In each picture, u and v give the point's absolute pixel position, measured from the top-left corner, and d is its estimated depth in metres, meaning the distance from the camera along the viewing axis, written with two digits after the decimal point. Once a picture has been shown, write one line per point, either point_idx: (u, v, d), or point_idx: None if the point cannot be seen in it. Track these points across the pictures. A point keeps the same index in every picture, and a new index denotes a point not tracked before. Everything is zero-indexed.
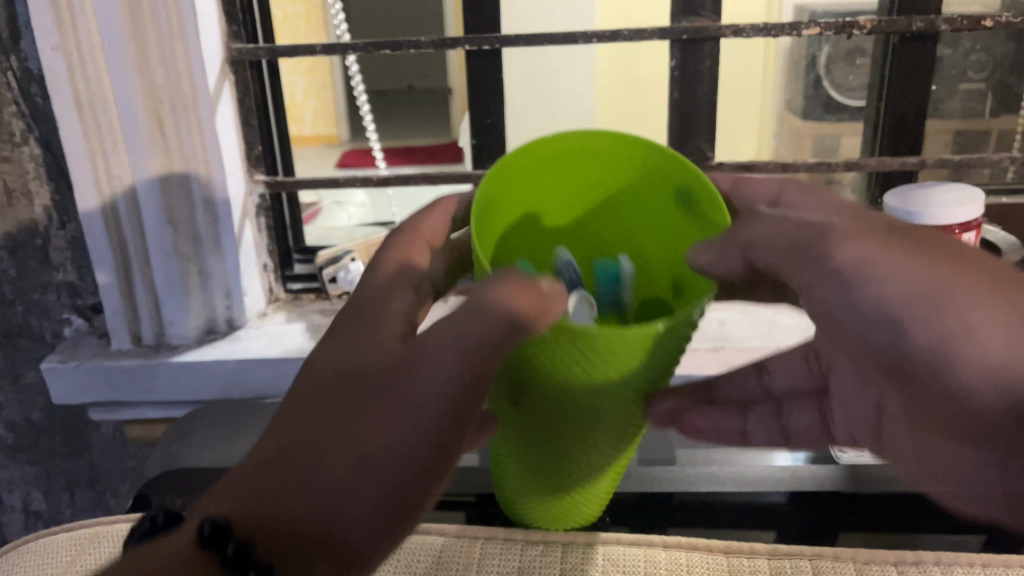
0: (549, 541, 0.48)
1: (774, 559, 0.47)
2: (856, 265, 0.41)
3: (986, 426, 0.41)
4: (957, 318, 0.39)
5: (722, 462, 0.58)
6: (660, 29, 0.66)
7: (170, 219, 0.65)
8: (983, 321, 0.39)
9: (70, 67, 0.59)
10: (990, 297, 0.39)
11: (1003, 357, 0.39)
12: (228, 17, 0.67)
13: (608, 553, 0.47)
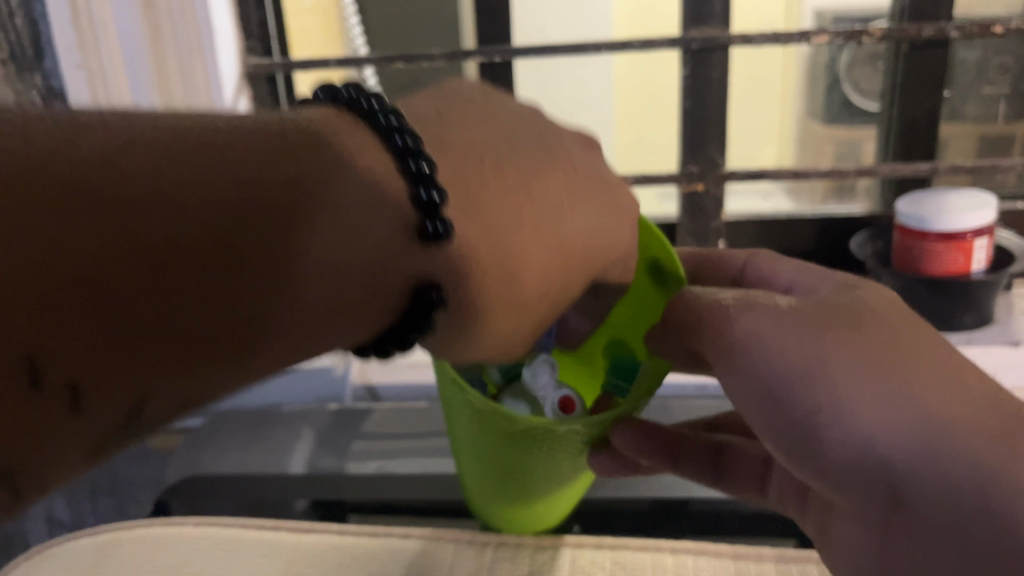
0: (551, 544, 0.48)
1: (780, 564, 0.45)
2: (748, 338, 0.37)
3: (919, 491, 0.32)
4: (844, 418, 0.33)
5: None
6: (670, 39, 0.67)
7: None
8: (854, 410, 0.33)
9: (92, 84, 0.61)
10: (881, 382, 0.33)
11: (886, 431, 0.32)
12: (245, 34, 0.70)
13: (616, 556, 0.47)
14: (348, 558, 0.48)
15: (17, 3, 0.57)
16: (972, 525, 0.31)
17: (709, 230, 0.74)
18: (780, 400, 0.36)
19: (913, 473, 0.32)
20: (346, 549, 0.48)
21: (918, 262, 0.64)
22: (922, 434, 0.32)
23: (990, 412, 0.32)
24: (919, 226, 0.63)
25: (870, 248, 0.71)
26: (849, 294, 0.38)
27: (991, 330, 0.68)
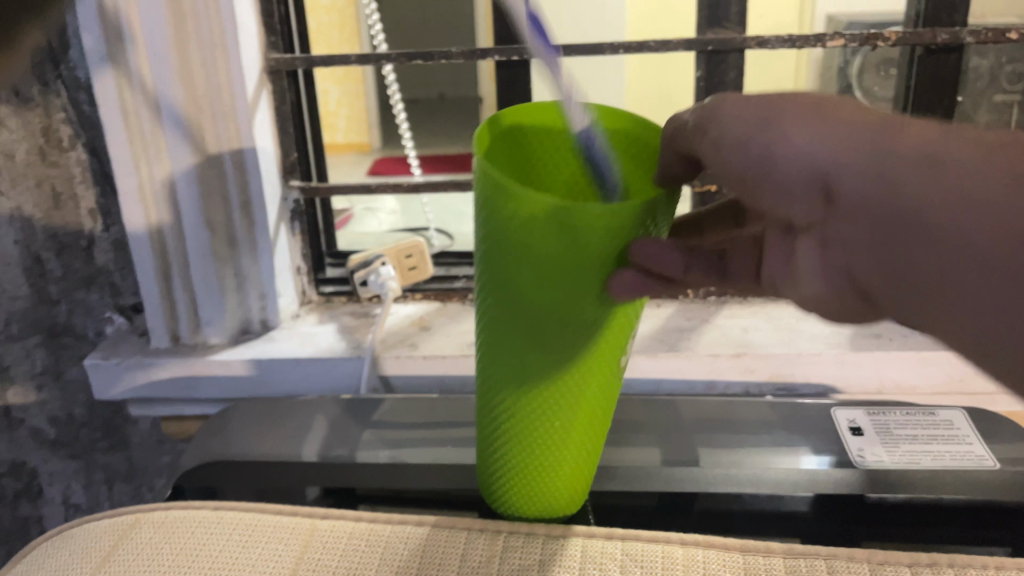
0: (550, 533, 0.46)
1: (789, 558, 0.45)
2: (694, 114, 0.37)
3: (858, 198, 0.33)
4: (777, 131, 0.34)
5: (745, 464, 0.57)
6: (686, 40, 0.67)
7: (206, 219, 0.67)
8: (790, 131, 0.34)
9: (119, 82, 0.63)
10: (823, 116, 0.34)
11: (827, 152, 0.33)
12: (266, 28, 0.70)
13: (627, 547, 0.45)
14: (361, 544, 0.46)
15: None
16: (907, 215, 0.32)
17: None
18: (735, 151, 0.35)
19: (843, 166, 0.33)
20: (361, 535, 0.47)
21: None
22: (844, 146, 0.33)
23: (946, 135, 0.33)
24: None
25: None
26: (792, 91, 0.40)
27: None
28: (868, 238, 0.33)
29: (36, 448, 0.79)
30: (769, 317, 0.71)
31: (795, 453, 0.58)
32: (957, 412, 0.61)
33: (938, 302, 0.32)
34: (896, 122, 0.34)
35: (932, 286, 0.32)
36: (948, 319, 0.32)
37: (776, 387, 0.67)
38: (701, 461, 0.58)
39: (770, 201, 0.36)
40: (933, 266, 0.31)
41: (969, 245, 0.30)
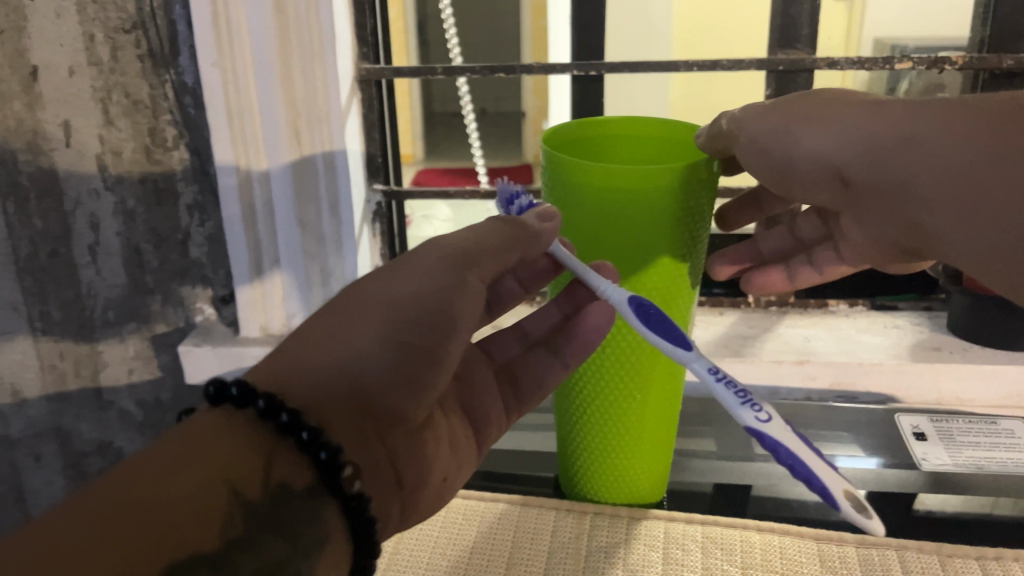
0: (632, 515, 0.52)
1: (861, 547, 0.49)
2: (729, 122, 0.50)
3: (870, 183, 0.48)
4: (801, 138, 0.48)
5: None
6: (757, 59, 0.70)
7: (298, 218, 0.72)
8: (809, 138, 0.48)
9: (225, 83, 0.67)
10: (830, 118, 0.48)
11: (837, 153, 0.48)
12: (359, 40, 0.74)
13: (706, 531, 0.51)
14: (460, 518, 0.53)
15: (160, 6, 0.69)
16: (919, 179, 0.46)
17: None
18: (756, 155, 0.50)
19: (856, 166, 0.47)
20: (459, 511, 0.53)
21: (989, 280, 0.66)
22: (860, 147, 0.47)
23: (930, 111, 0.46)
24: None
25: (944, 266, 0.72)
26: (808, 95, 0.50)
27: None
28: (885, 220, 0.50)
29: (125, 428, 0.85)
30: (830, 328, 0.73)
31: (858, 452, 0.65)
32: (1017, 423, 0.66)
33: (946, 241, 0.47)
34: (896, 110, 0.47)
35: (937, 240, 0.48)
36: (959, 237, 0.46)
37: (837, 395, 0.69)
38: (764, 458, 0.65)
39: (794, 190, 0.51)
40: (948, 223, 0.46)
41: (982, 186, 0.45)
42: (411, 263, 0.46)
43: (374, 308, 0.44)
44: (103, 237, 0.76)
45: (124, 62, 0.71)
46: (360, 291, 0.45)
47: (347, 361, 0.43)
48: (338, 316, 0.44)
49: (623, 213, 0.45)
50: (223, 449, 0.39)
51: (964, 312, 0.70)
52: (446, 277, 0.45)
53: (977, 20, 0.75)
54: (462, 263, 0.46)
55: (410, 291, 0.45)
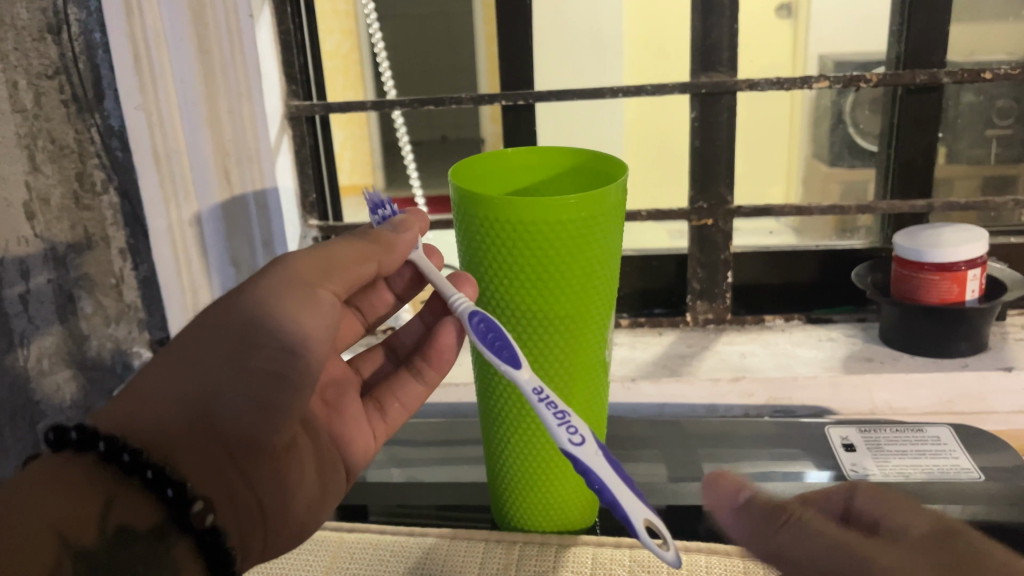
0: (561, 542, 0.52)
1: None
2: None
3: None
4: None
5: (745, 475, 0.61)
6: (680, 83, 0.71)
7: (232, 258, 0.72)
8: None
9: (150, 126, 0.66)
10: None
11: None
12: (288, 78, 0.74)
13: (634, 555, 0.51)
14: (389, 556, 0.52)
15: (81, 51, 0.69)
16: None
17: (718, 262, 0.77)
18: None
19: None
20: (389, 547, 0.53)
21: (916, 291, 0.68)
22: None
23: None
24: (916, 258, 0.66)
25: (870, 278, 0.73)
26: None
27: (987, 356, 0.70)
28: None
29: None
30: (766, 344, 0.74)
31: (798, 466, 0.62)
32: (943, 429, 0.64)
33: None
34: None
35: None
36: None
37: (775, 409, 0.70)
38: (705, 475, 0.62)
39: None
40: None
41: None
42: (268, 283, 0.48)
43: (223, 339, 0.46)
44: (33, 284, 0.74)
45: (48, 109, 0.70)
46: (215, 318, 0.47)
47: (197, 390, 0.46)
48: (189, 347, 0.47)
49: (537, 245, 0.45)
50: (66, 496, 0.40)
51: (894, 322, 0.71)
52: (301, 296, 0.47)
53: (893, 37, 0.77)
54: (316, 285, 0.48)
55: (265, 318, 0.47)
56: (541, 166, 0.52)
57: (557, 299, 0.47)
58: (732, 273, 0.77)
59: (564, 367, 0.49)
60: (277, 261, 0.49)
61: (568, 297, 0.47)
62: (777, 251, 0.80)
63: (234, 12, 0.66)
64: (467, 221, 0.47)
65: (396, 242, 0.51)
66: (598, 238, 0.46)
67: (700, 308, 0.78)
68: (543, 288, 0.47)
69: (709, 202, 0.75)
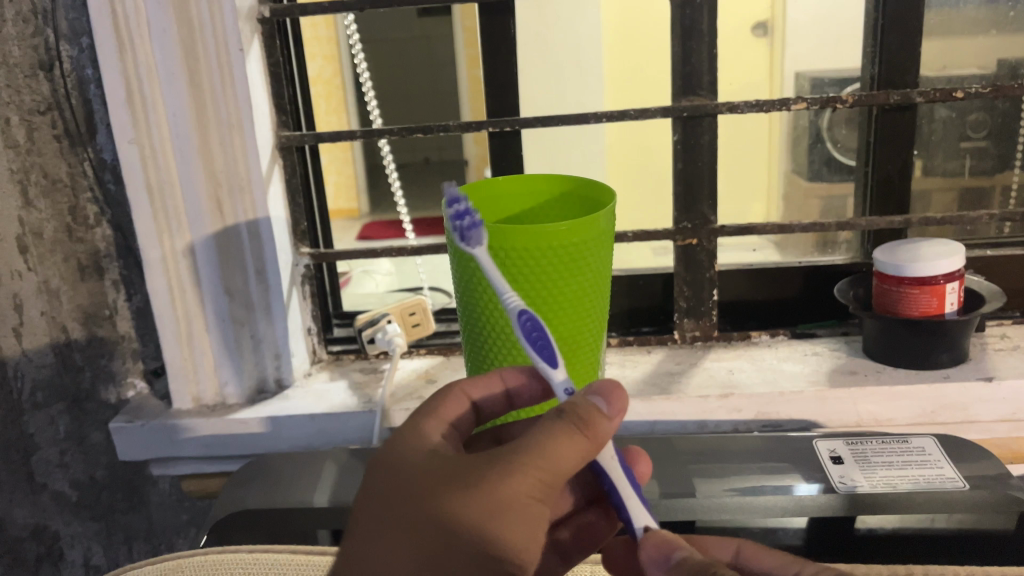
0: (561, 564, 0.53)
1: None
2: None
3: None
4: None
5: (738, 490, 0.62)
6: (662, 108, 0.73)
7: (227, 287, 0.72)
8: None
9: (143, 158, 0.68)
10: None
11: None
12: (278, 109, 0.75)
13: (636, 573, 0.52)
14: None
15: (74, 87, 0.70)
16: None
17: (703, 280, 0.78)
18: None
19: None
20: None
21: (897, 304, 0.69)
22: None
23: None
24: (895, 272, 0.68)
25: (852, 293, 0.75)
26: None
27: (967, 366, 0.72)
28: None
29: (59, 512, 0.82)
30: (753, 360, 0.76)
31: (790, 482, 0.62)
32: (927, 440, 0.66)
33: None
34: None
35: None
36: None
37: (763, 424, 0.71)
38: (696, 492, 0.62)
39: None
40: None
41: None
42: (505, 497, 0.38)
43: (467, 534, 0.38)
44: (26, 317, 0.76)
45: (40, 143, 0.71)
46: (399, 528, 0.39)
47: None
48: (421, 539, 0.38)
49: (534, 270, 0.47)
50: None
51: (876, 335, 0.73)
52: (534, 517, 0.39)
53: (867, 58, 0.79)
54: (547, 490, 0.39)
55: (466, 511, 0.38)
56: (533, 193, 0.54)
57: (556, 321, 0.48)
58: (717, 291, 0.79)
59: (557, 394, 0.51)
60: (502, 472, 0.38)
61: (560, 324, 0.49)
62: (760, 267, 0.82)
63: (224, 46, 0.67)
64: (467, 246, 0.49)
65: (606, 430, 0.41)
66: (591, 261, 0.48)
67: (688, 326, 0.80)
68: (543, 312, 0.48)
69: (693, 221, 0.77)
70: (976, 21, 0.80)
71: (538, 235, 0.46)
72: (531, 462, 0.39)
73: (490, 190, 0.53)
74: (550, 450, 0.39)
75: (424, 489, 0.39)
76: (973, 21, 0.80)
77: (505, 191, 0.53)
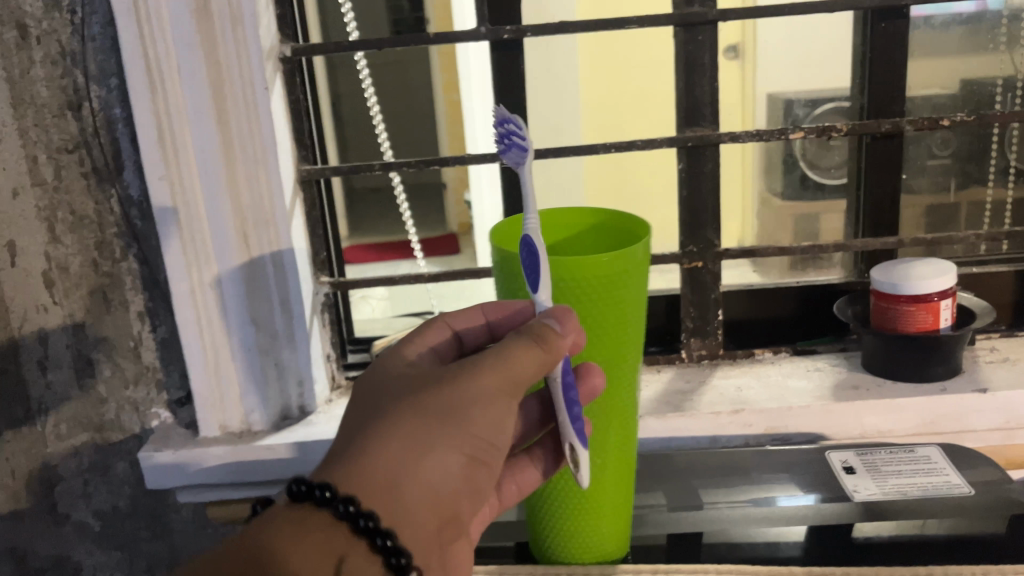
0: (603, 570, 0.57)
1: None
2: None
3: None
4: None
5: (744, 500, 0.66)
6: (668, 138, 0.77)
7: (253, 317, 0.74)
8: None
9: (173, 194, 0.70)
10: None
11: None
12: (298, 144, 0.78)
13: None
14: None
15: (102, 125, 0.72)
16: None
17: (709, 300, 0.82)
18: None
19: None
20: None
21: (894, 321, 0.73)
22: None
23: None
24: (892, 290, 0.72)
25: (851, 311, 0.79)
26: None
27: (962, 378, 0.76)
28: None
29: (82, 541, 0.84)
30: (759, 376, 0.79)
31: (789, 492, 0.66)
32: (932, 449, 0.70)
33: None
34: None
35: None
36: None
37: (772, 438, 0.75)
38: (706, 501, 0.67)
39: None
40: None
41: None
42: (473, 389, 0.47)
43: (442, 420, 0.46)
44: (53, 350, 0.78)
45: (68, 181, 0.73)
46: (381, 414, 0.46)
47: (431, 486, 0.46)
48: (401, 422, 0.46)
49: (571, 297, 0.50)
50: (311, 546, 0.43)
51: (875, 351, 0.77)
52: (496, 410, 0.47)
53: (857, 88, 0.84)
54: (507, 389, 0.47)
55: (437, 404, 0.46)
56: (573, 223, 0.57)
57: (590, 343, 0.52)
58: (722, 311, 0.82)
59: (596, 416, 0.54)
60: (471, 371, 0.47)
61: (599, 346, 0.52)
62: (761, 288, 0.86)
63: (250, 86, 0.70)
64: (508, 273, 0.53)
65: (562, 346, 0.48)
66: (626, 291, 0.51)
67: (694, 345, 0.83)
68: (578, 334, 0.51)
69: (698, 245, 0.81)
70: (960, 48, 0.85)
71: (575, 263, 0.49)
72: (491, 366, 0.47)
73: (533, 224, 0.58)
74: (510, 361, 0.47)
75: (407, 389, 0.48)
76: (956, 47, 0.84)
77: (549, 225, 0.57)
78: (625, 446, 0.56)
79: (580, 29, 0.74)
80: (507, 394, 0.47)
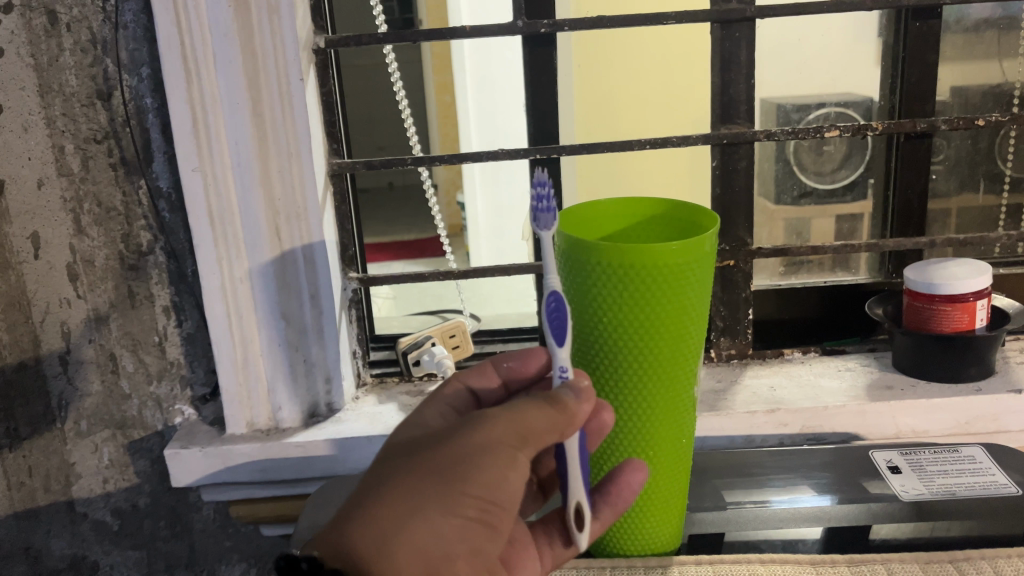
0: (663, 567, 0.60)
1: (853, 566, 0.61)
2: None
3: None
4: None
5: (767, 496, 0.66)
6: (704, 135, 0.76)
7: (284, 311, 0.73)
8: None
9: (205, 185, 0.69)
10: None
11: None
12: (330, 137, 0.77)
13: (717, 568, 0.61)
14: None
15: (132, 113, 0.70)
16: None
17: (739, 299, 0.81)
18: None
19: None
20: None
21: (930, 321, 0.72)
22: None
23: None
24: (927, 290, 0.71)
25: (881, 309, 0.78)
26: None
27: (996, 379, 0.76)
28: None
29: (99, 541, 0.82)
30: (791, 377, 0.79)
31: (804, 493, 0.66)
32: (976, 449, 0.70)
33: None
34: None
35: None
36: None
37: (807, 437, 0.75)
38: (729, 500, 0.66)
39: None
40: None
41: None
42: (471, 445, 0.46)
43: (439, 473, 0.45)
44: (75, 346, 0.76)
45: (95, 171, 0.71)
46: (381, 470, 0.47)
47: (423, 549, 0.44)
48: (396, 479, 0.46)
49: (645, 287, 0.53)
50: None
51: (907, 351, 0.77)
52: (497, 467, 0.46)
53: (886, 88, 0.84)
54: (509, 448, 0.46)
55: (436, 460, 0.46)
56: (629, 217, 0.61)
57: (659, 332, 0.54)
58: (752, 309, 0.82)
59: (655, 407, 0.57)
60: (472, 426, 0.47)
61: (665, 337, 0.55)
62: (788, 287, 0.85)
63: (284, 77, 0.68)
64: (578, 266, 0.55)
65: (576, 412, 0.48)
66: (694, 281, 0.54)
67: (724, 344, 0.83)
68: (648, 323, 0.54)
69: (730, 244, 0.80)
70: (997, 45, 0.84)
71: (652, 253, 0.52)
72: (505, 419, 0.47)
73: (595, 213, 0.60)
74: (522, 412, 0.47)
75: (417, 446, 0.48)
76: (990, 45, 0.84)
77: (608, 215, 0.60)
78: (679, 439, 0.59)
79: (618, 24, 0.74)
80: (518, 451, 0.47)
